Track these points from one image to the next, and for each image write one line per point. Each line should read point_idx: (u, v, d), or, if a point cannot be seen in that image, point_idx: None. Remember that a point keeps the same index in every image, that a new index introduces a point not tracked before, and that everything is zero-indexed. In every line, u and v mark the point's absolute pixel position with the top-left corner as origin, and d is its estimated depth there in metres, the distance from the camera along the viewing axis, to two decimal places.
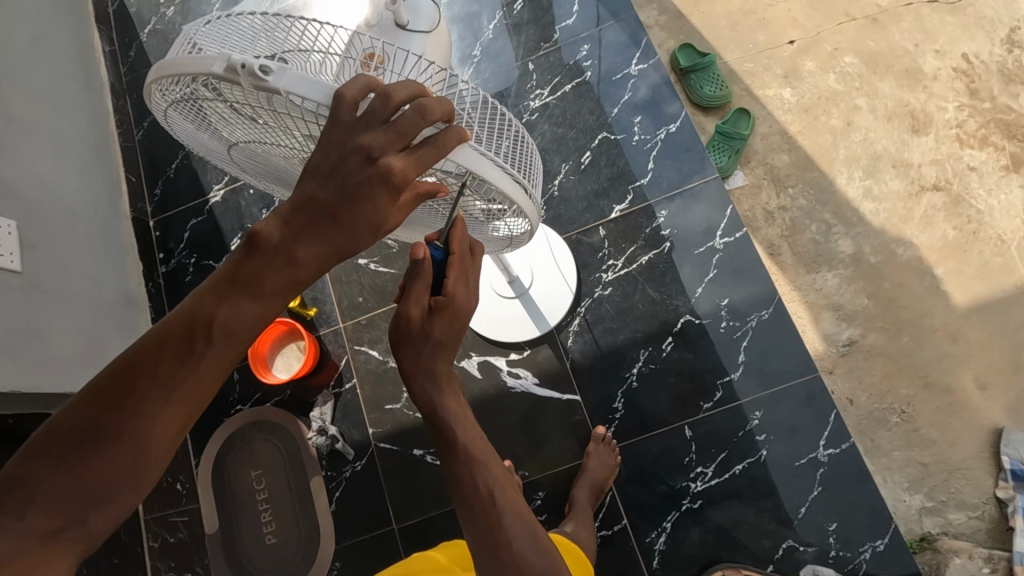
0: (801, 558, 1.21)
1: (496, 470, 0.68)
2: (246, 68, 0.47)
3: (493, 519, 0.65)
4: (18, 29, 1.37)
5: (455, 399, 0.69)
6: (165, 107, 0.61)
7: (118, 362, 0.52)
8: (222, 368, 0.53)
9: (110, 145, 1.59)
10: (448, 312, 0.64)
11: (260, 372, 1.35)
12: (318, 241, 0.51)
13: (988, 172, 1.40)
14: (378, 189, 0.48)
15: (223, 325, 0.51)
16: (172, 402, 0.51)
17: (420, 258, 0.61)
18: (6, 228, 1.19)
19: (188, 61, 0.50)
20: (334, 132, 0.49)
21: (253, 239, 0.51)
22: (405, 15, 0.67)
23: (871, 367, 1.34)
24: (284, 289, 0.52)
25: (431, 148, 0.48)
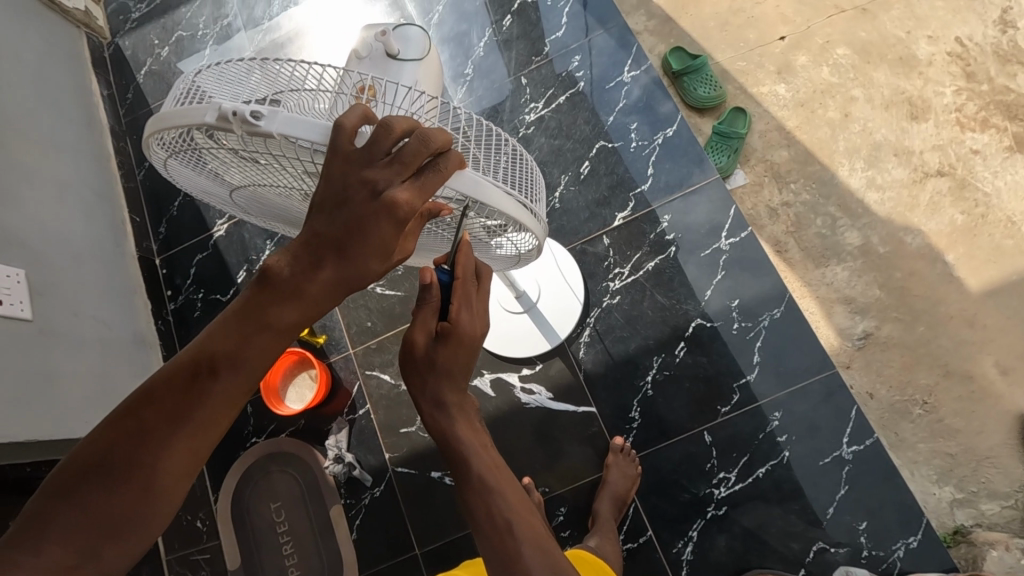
0: (832, 559, 1.18)
1: (515, 501, 0.66)
2: (238, 116, 0.48)
3: (510, 550, 0.62)
4: (18, 80, 1.39)
5: (469, 428, 0.68)
6: (164, 158, 0.62)
7: (132, 397, 0.52)
8: (233, 403, 0.52)
9: (113, 187, 1.60)
10: (455, 338, 0.63)
11: (274, 404, 1.34)
12: (326, 273, 0.49)
13: (992, 154, 1.38)
14: (383, 221, 0.47)
15: (233, 360, 0.51)
16: (183, 437, 0.51)
17: (427, 282, 0.62)
18: (15, 277, 1.19)
19: (181, 113, 0.51)
20: (337, 165, 0.48)
21: (262, 272, 0.51)
22: (394, 45, 0.69)
23: (890, 359, 1.32)
24: (293, 322, 0.52)
25: (435, 175, 0.49)
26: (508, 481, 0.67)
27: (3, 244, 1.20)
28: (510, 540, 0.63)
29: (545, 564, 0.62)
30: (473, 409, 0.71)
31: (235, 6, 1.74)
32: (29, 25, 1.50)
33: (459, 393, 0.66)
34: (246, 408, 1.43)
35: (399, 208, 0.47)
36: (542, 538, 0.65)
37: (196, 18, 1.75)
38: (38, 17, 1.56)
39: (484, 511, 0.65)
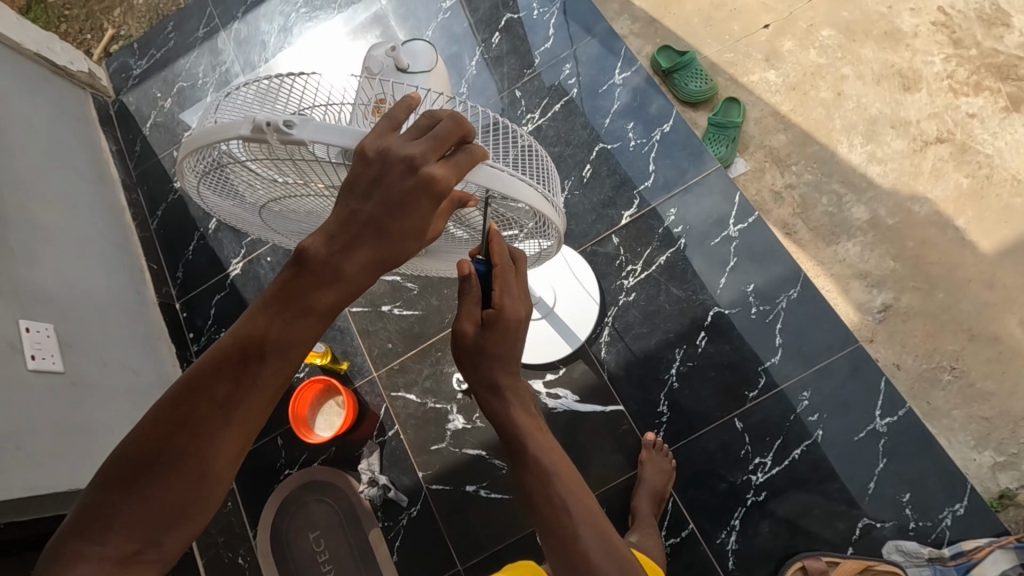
0: (880, 535, 1.17)
1: (564, 476, 0.69)
2: (271, 126, 0.49)
3: (570, 532, 0.66)
4: (33, 145, 1.45)
5: (525, 413, 0.72)
6: (194, 181, 0.64)
7: (178, 387, 0.54)
8: (278, 386, 0.56)
9: (129, 238, 1.65)
10: (500, 322, 0.66)
11: (304, 433, 1.36)
12: (365, 251, 0.53)
13: (989, 116, 1.39)
14: (422, 199, 0.51)
15: (277, 343, 0.54)
16: (233, 422, 0.54)
17: (466, 273, 0.66)
18: (45, 332, 1.23)
19: (215, 128, 0.53)
20: (375, 144, 0.50)
21: (300, 256, 0.54)
22: (404, 59, 0.71)
23: (912, 329, 1.31)
24: (333, 304, 0.55)
25: (466, 157, 0.51)
26: (561, 461, 0.71)
27: (31, 302, 1.24)
28: (567, 523, 0.66)
29: (595, 535, 0.66)
30: (526, 392, 0.74)
31: (232, 53, 1.80)
32: (38, 92, 1.57)
33: (511, 376, 0.71)
34: (277, 441, 1.44)
35: (436, 186, 0.50)
36: (592, 512, 0.68)
37: (195, 68, 1.81)
38: (46, 83, 1.62)
39: (540, 492, 0.68)
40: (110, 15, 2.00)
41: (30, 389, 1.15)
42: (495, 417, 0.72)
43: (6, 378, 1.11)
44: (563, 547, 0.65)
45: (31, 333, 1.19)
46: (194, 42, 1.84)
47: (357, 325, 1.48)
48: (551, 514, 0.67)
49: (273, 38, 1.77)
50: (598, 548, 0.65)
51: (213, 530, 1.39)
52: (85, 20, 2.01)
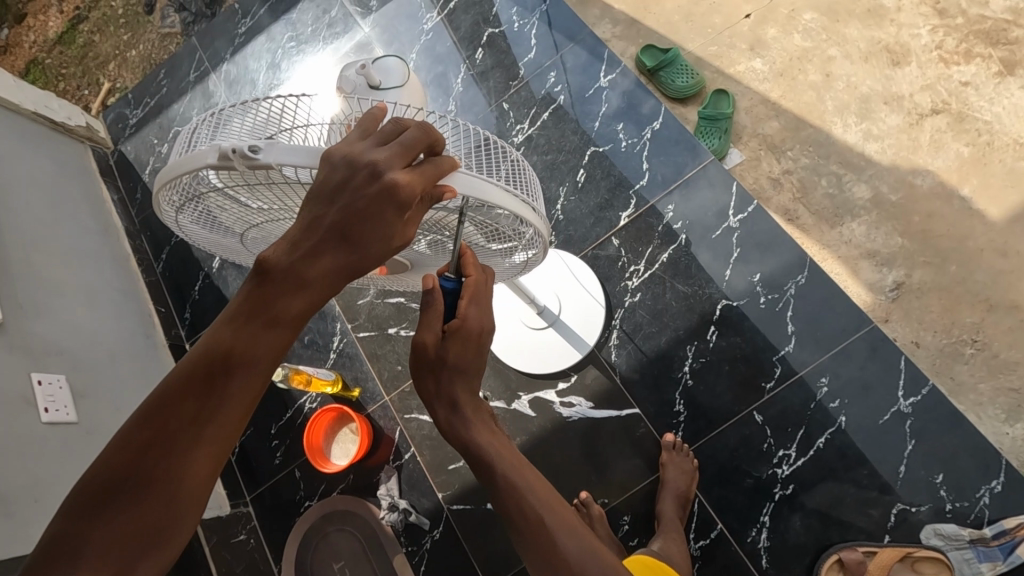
0: (917, 519, 1.13)
1: (540, 489, 0.71)
2: (237, 152, 0.50)
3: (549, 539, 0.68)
4: (36, 200, 1.47)
5: (486, 430, 0.72)
6: (174, 214, 0.65)
7: (142, 410, 0.54)
8: (248, 403, 0.55)
9: (136, 283, 1.66)
10: (463, 333, 0.66)
11: (320, 462, 1.35)
12: (328, 260, 0.53)
13: (984, 83, 1.37)
14: (386, 206, 0.51)
15: (243, 358, 0.54)
16: (203, 442, 0.53)
17: (429, 287, 0.64)
18: (57, 383, 1.24)
19: (185, 160, 0.54)
20: (341, 152, 0.50)
21: (263, 267, 0.54)
22: (376, 76, 0.71)
23: (928, 305, 1.28)
24: (300, 315, 0.55)
25: (432, 166, 0.52)
26: (529, 472, 0.72)
27: (42, 354, 1.25)
28: (544, 533, 0.68)
29: (578, 544, 0.69)
30: (488, 414, 0.74)
31: (224, 94, 1.83)
32: (39, 148, 1.60)
33: (471, 394, 0.70)
34: (294, 473, 1.45)
35: (400, 190, 0.50)
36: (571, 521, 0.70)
37: (189, 112, 1.85)
38: (47, 139, 1.66)
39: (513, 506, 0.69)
40: (106, 69, 2.05)
41: (46, 441, 1.16)
42: (461, 437, 0.71)
43: (20, 432, 1.11)
44: (536, 546, 0.68)
45: (43, 385, 1.20)
46: (186, 87, 1.87)
47: (365, 351, 1.47)
48: (523, 523, 0.69)
49: (263, 75, 1.81)
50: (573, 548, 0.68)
51: (238, 568, 1.36)
52: (82, 76, 2.06)
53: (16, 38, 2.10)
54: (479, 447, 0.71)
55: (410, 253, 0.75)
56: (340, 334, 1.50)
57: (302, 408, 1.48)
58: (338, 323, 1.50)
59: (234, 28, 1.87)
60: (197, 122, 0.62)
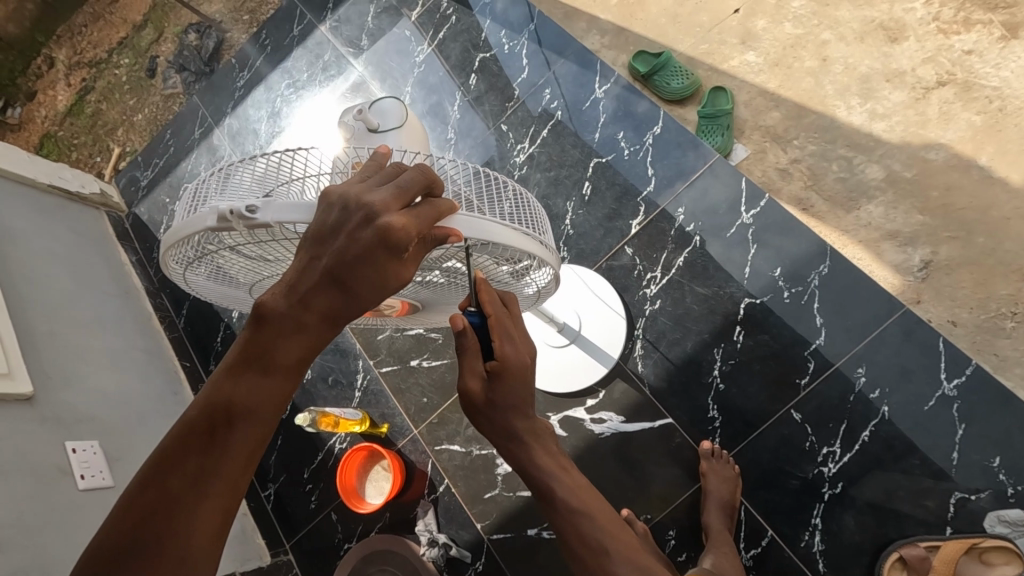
0: (978, 507, 1.07)
1: (602, 517, 0.73)
2: (235, 213, 0.52)
3: (606, 569, 0.70)
4: (57, 271, 1.51)
5: (549, 457, 0.73)
6: (184, 273, 0.66)
7: (149, 469, 0.54)
8: (253, 451, 0.55)
9: (159, 343, 1.69)
10: (506, 373, 0.65)
11: (356, 503, 1.34)
12: (324, 302, 0.53)
13: (987, 49, 1.34)
14: (379, 247, 0.50)
15: (245, 409, 0.54)
16: (209, 497, 0.52)
17: (460, 328, 0.64)
18: (91, 449, 1.25)
19: (188, 223, 0.55)
20: (341, 193, 0.51)
21: (258, 315, 0.54)
22: (374, 120, 0.71)
23: (959, 281, 1.24)
24: (300, 360, 0.55)
25: (429, 207, 0.52)
26: (591, 498, 0.74)
27: (74, 423, 1.26)
28: (599, 558, 0.71)
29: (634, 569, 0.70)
30: (549, 433, 0.74)
31: (228, 146, 1.87)
32: (57, 219, 1.65)
33: (529, 422, 0.70)
34: (331, 516, 1.44)
35: (394, 232, 0.50)
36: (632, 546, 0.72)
37: (197, 168, 1.88)
38: (64, 210, 1.70)
39: (576, 537, 0.72)
40: (114, 135, 2.12)
41: (84, 509, 1.16)
42: (520, 463, 0.72)
43: (58, 504, 1.12)
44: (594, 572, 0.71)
45: (77, 453, 1.21)
46: (192, 145, 1.92)
47: (389, 386, 1.47)
48: (584, 551, 0.71)
49: (263, 124, 1.84)
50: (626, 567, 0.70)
51: None
52: (93, 144, 2.13)
53: (28, 115, 2.19)
54: (537, 471, 0.72)
55: (420, 294, 0.76)
56: (363, 371, 1.50)
57: (332, 450, 1.47)
58: (361, 360, 1.51)
59: (233, 83, 1.92)
60: (198, 181, 0.63)
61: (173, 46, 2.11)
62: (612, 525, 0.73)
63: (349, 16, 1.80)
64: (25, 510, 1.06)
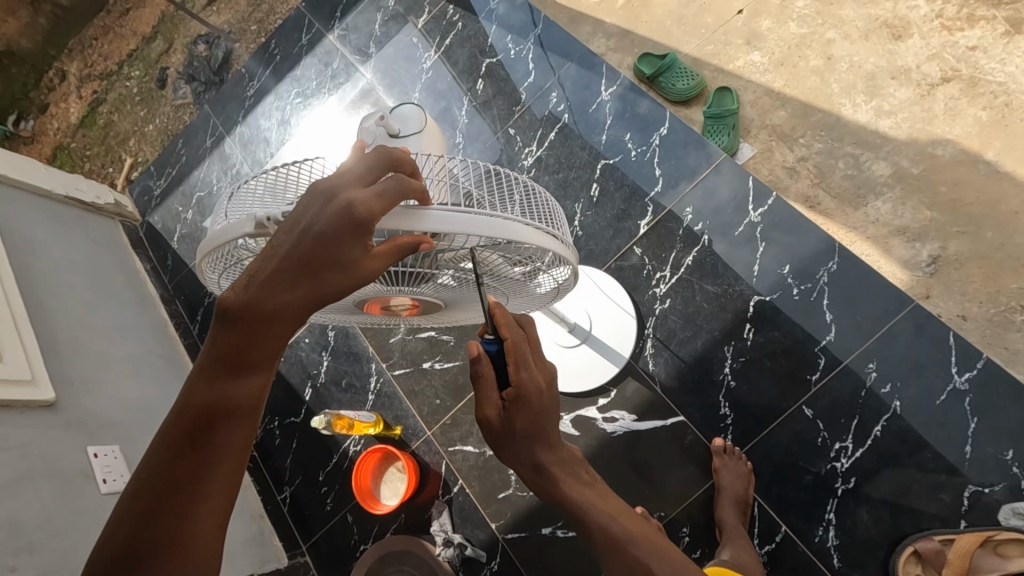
0: (992, 500, 1.08)
1: (642, 539, 0.70)
2: (273, 220, 0.55)
3: None
4: (76, 280, 1.54)
5: (577, 483, 0.72)
6: (219, 279, 0.70)
7: (139, 478, 0.55)
8: (240, 445, 0.57)
9: (175, 349, 1.72)
10: (523, 398, 0.67)
11: (371, 504, 1.36)
12: (290, 293, 0.54)
13: (992, 45, 1.34)
14: (343, 229, 0.52)
15: (227, 407, 0.56)
16: (206, 497, 0.55)
17: (475, 355, 0.67)
18: (112, 453, 1.27)
19: (225, 232, 0.58)
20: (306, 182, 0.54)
21: (221, 312, 0.55)
22: (395, 125, 0.72)
23: (968, 275, 1.24)
24: (272, 352, 0.57)
25: (395, 189, 0.53)
26: (627, 520, 0.71)
27: (95, 428, 1.29)
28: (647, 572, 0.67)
29: None
30: (574, 461, 0.75)
31: (239, 155, 1.90)
32: (75, 229, 1.68)
33: (552, 451, 0.71)
34: (347, 517, 1.46)
35: (357, 210, 0.52)
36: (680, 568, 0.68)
37: (209, 177, 1.91)
38: (81, 220, 1.74)
39: (621, 565, 0.68)
40: (127, 146, 2.15)
41: (107, 513, 1.19)
42: (550, 494, 0.71)
43: (81, 507, 1.15)
44: None
45: (99, 457, 1.24)
46: (204, 154, 1.95)
47: (403, 388, 1.49)
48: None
49: (274, 133, 1.87)
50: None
51: None
52: (106, 155, 2.17)
53: (42, 127, 2.24)
54: (569, 501, 0.70)
55: (443, 294, 0.78)
56: (376, 374, 1.52)
57: (347, 452, 1.49)
58: (374, 363, 1.53)
59: (243, 93, 1.95)
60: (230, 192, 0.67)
61: (183, 57, 2.15)
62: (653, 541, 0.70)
63: (356, 24, 1.83)
64: (51, 514, 1.08)
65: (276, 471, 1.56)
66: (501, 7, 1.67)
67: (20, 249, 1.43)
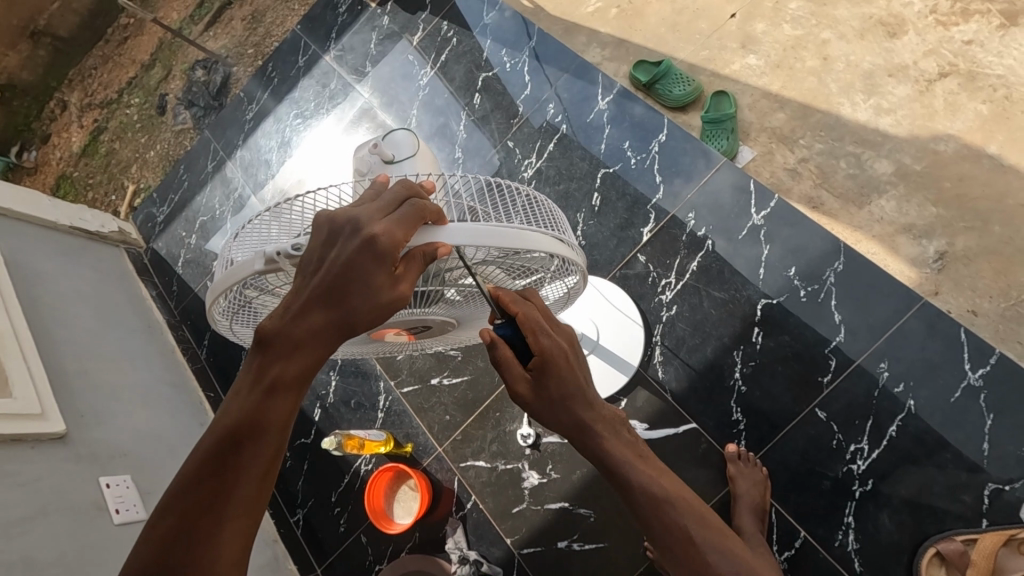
0: (1014, 498, 1.06)
1: (685, 506, 0.70)
2: (283, 253, 0.56)
3: (700, 561, 0.67)
4: (83, 309, 1.54)
5: (621, 442, 0.72)
6: (228, 322, 0.70)
7: (169, 497, 0.55)
8: (264, 470, 0.56)
9: (184, 376, 1.72)
10: (550, 363, 0.68)
11: (384, 524, 1.34)
12: (319, 316, 0.55)
13: (989, 38, 1.34)
14: (365, 258, 0.53)
15: (253, 429, 0.55)
16: (229, 518, 0.54)
17: (489, 340, 0.67)
18: (124, 483, 1.26)
19: (232, 273, 0.59)
20: (327, 212, 0.56)
21: (261, 336, 0.57)
22: (388, 152, 0.73)
23: (978, 270, 1.23)
24: (302, 376, 0.57)
25: (415, 213, 0.54)
26: (669, 483, 0.71)
27: (107, 459, 1.28)
28: (694, 551, 0.67)
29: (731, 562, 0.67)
30: (615, 419, 0.74)
31: (241, 178, 1.91)
32: (81, 259, 1.69)
33: (592, 410, 0.71)
34: (361, 539, 1.45)
35: (379, 241, 0.53)
36: (726, 538, 0.69)
37: (212, 201, 1.92)
38: (85, 250, 1.74)
39: (664, 529, 0.69)
40: (129, 173, 2.16)
41: (121, 544, 1.18)
42: (590, 450, 0.71)
43: (96, 541, 1.14)
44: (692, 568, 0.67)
45: (112, 488, 1.23)
46: (205, 178, 1.96)
47: (412, 406, 1.48)
48: (675, 543, 0.68)
49: (274, 154, 1.88)
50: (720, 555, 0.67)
51: None
52: (109, 183, 2.18)
53: (45, 157, 2.26)
54: (611, 460, 0.71)
55: (455, 312, 0.77)
56: (385, 392, 1.51)
57: (359, 472, 1.48)
58: (382, 382, 1.52)
59: (243, 116, 1.97)
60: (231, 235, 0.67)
61: (182, 82, 2.17)
62: (698, 510, 0.70)
63: (352, 44, 1.85)
64: (66, 548, 1.08)
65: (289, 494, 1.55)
66: (495, 22, 1.69)
67: (26, 282, 1.43)
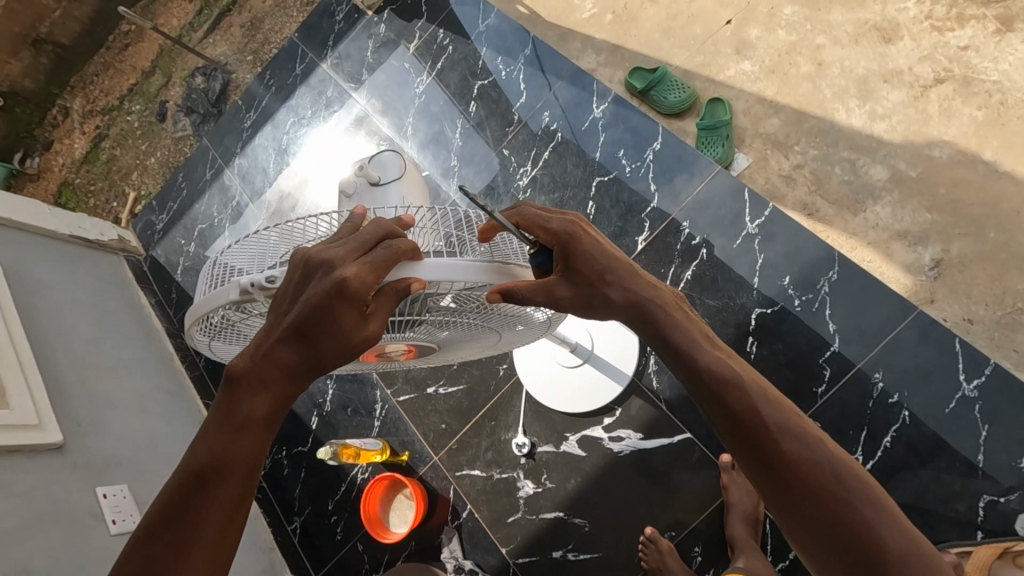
0: (1008, 509, 1.05)
1: (753, 383, 0.64)
2: (257, 285, 0.59)
3: (769, 439, 0.61)
4: (82, 318, 1.55)
5: (687, 321, 0.70)
6: (207, 343, 0.72)
7: (138, 542, 0.55)
8: (233, 509, 0.56)
9: (182, 384, 1.73)
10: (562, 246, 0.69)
11: (381, 533, 1.36)
12: (287, 354, 0.57)
13: (983, 43, 1.34)
14: (336, 302, 0.55)
15: (220, 468, 0.56)
16: (196, 562, 0.53)
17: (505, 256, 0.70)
18: (121, 493, 1.27)
19: (208, 301, 0.61)
20: (302, 252, 0.57)
21: (229, 377, 0.58)
22: (374, 174, 0.73)
23: (973, 277, 1.23)
24: (269, 413, 0.58)
25: (386, 254, 0.55)
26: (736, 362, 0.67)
27: (104, 468, 1.29)
28: (766, 433, 0.61)
29: (801, 439, 0.61)
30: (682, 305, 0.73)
31: (239, 185, 1.92)
32: (79, 268, 1.70)
33: (653, 289, 0.71)
34: (357, 546, 1.45)
35: (350, 284, 0.54)
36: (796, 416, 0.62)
37: (210, 209, 1.93)
38: (84, 258, 1.75)
39: (726, 404, 0.63)
40: (130, 180, 2.18)
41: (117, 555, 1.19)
42: (656, 334, 0.69)
43: (91, 552, 1.15)
44: (758, 446, 0.61)
45: (108, 498, 1.24)
46: (204, 186, 1.97)
47: (407, 414, 1.48)
48: (739, 419, 0.62)
49: (272, 162, 1.88)
50: (898, 543, 0.56)
51: None
52: (110, 189, 2.19)
53: (48, 164, 2.28)
54: (676, 338, 0.68)
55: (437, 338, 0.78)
56: (381, 401, 1.52)
57: (355, 480, 1.49)
58: (378, 390, 1.53)
59: (241, 124, 1.98)
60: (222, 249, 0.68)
61: (181, 89, 2.18)
62: (766, 389, 0.64)
63: (348, 52, 1.85)
64: (62, 560, 1.08)
65: (286, 502, 1.55)
66: (490, 29, 1.68)
67: (26, 292, 1.45)
